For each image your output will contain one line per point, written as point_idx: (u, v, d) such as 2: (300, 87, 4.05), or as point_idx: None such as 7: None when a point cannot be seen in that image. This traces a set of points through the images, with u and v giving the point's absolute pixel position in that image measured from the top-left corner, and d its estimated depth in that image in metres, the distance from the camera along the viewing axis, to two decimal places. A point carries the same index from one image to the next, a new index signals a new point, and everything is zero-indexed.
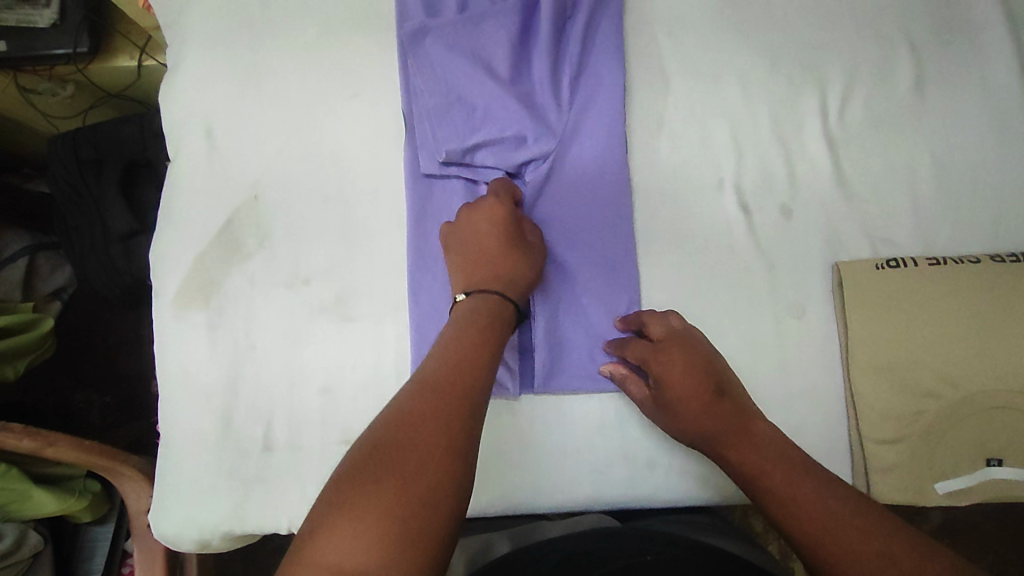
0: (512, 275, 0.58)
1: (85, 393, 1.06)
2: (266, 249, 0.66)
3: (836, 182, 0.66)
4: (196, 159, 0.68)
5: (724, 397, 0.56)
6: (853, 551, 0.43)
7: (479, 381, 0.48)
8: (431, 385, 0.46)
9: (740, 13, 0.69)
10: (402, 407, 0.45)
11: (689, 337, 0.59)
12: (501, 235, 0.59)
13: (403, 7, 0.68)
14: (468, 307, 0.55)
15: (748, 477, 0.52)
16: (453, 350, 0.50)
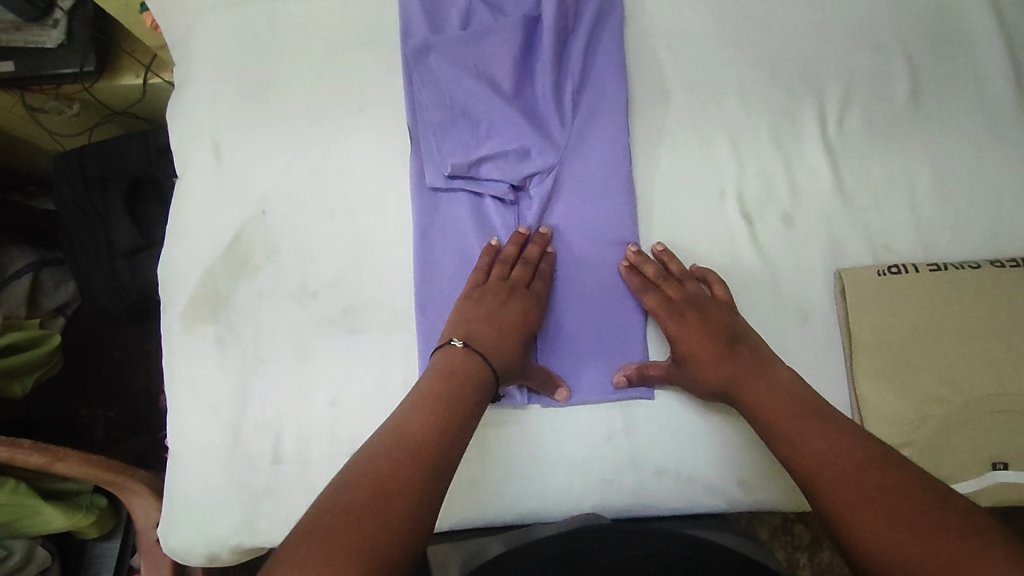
0: (511, 325, 0.59)
1: (90, 408, 1.06)
2: (274, 262, 0.67)
3: (836, 190, 0.67)
4: (204, 175, 0.69)
5: (739, 347, 0.58)
6: (848, 492, 0.45)
7: (447, 451, 0.48)
8: (395, 452, 0.46)
9: (739, 25, 0.70)
10: (366, 476, 0.44)
11: (702, 298, 0.61)
12: (526, 324, 0.60)
13: (406, 24, 0.69)
14: (457, 368, 0.54)
15: (756, 416, 0.55)
16: (421, 412, 0.49)
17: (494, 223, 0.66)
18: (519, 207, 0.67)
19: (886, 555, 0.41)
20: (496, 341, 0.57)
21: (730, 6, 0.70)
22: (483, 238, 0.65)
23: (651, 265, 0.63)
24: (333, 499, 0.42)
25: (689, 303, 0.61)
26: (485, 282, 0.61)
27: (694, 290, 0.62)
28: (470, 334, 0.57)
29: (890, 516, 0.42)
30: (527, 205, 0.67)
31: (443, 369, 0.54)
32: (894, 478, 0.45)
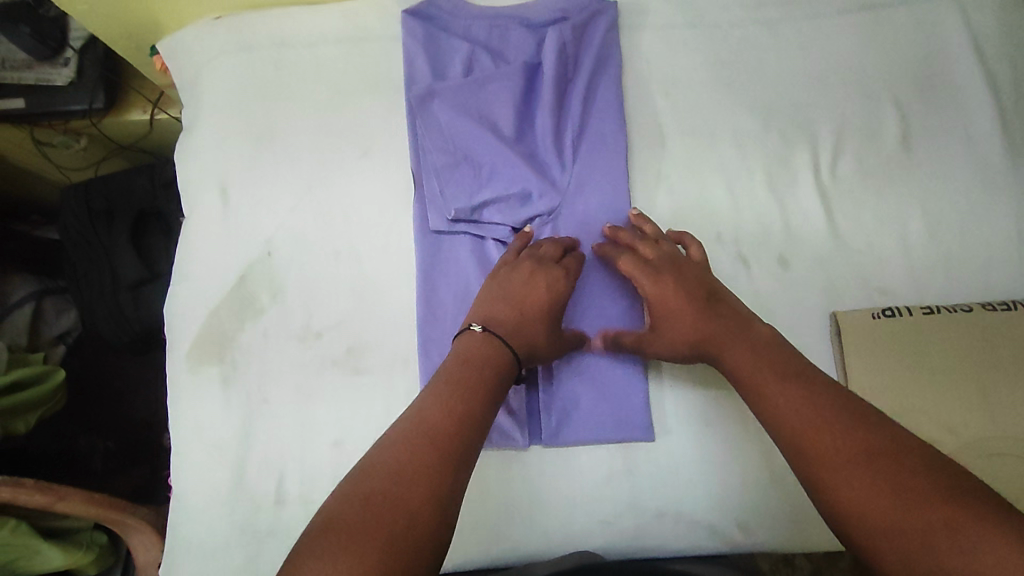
0: (538, 303, 0.60)
1: (89, 438, 1.02)
2: (278, 303, 0.68)
3: (830, 234, 0.69)
4: (211, 217, 0.71)
5: (719, 304, 0.58)
6: (836, 450, 0.45)
7: (468, 437, 0.48)
8: (420, 439, 0.46)
9: (733, 74, 0.72)
10: (392, 459, 0.44)
11: (680, 261, 0.62)
12: (549, 304, 0.60)
13: (411, 70, 0.71)
14: (477, 351, 0.55)
15: (739, 376, 0.54)
16: (446, 397, 0.50)
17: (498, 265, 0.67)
18: None
19: (880, 514, 0.41)
20: (520, 319, 0.59)
21: (725, 55, 0.73)
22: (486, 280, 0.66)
23: (628, 233, 0.65)
24: (359, 483, 0.43)
25: (664, 263, 0.61)
26: (511, 263, 0.63)
27: (670, 251, 0.63)
28: (492, 317, 0.58)
29: (868, 475, 0.42)
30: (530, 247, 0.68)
31: (464, 351, 0.55)
32: (882, 435, 0.44)
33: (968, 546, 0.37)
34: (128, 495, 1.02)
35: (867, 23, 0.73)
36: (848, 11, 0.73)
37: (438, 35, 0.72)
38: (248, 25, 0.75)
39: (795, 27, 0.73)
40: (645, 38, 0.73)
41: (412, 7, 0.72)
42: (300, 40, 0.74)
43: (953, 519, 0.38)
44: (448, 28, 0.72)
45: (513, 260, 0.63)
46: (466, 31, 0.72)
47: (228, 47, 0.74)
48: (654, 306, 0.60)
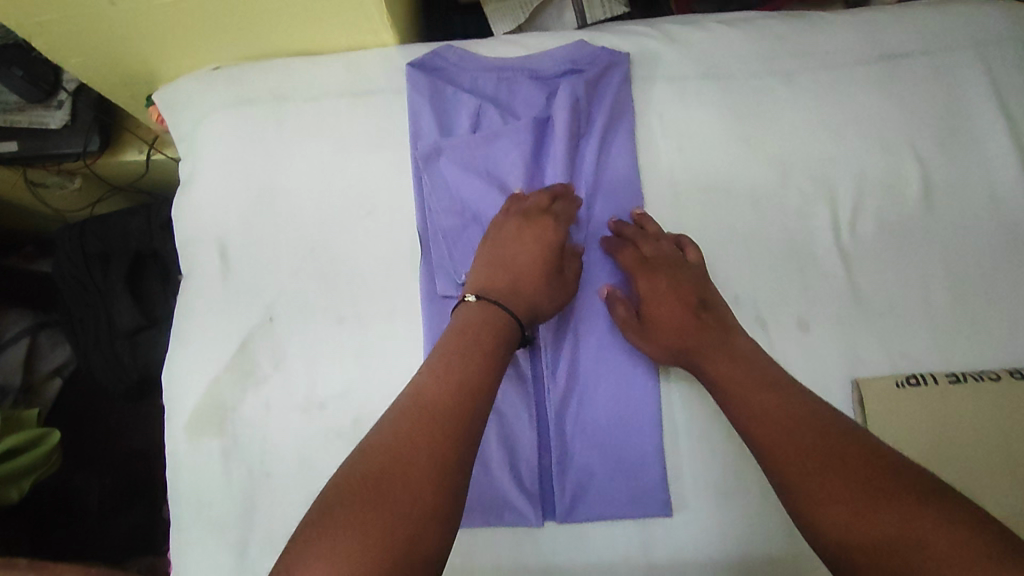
0: (527, 261, 0.62)
1: (84, 477, 1.01)
2: (281, 372, 0.66)
3: (851, 295, 0.67)
4: (210, 280, 0.68)
5: (707, 311, 0.61)
6: (804, 454, 0.49)
7: (465, 415, 0.50)
8: (418, 419, 0.49)
9: (750, 126, 0.70)
10: (389, 441, 0.48)
11: (676, 261, 0.64)
12: (542, 258, 0.63)
13: (416, 125, 0.69)
14: (478, 317, 0.58)
15: (719, 384, 0.57)
16: (443, 376, 0.53)
17: None
18: None
19: (834, 513, 0.45)
20: (513, 286, 0.61)
21: (741, 107, 0.70)
22: None
23: (634, 227, 0.66)
24: (360, 462, 0.47)
25: (659, 263, 0.64)
26: (501, 221, 0.65)
27: (669, 250, 0.65)
28: (489, 284, 0.62)
29: (839, 483, 0.46)
30: None
31: (465, 318, 0.58)
32: (845, 438, 0.49)
33: (929, 539, 0.41)
34: (123, 545, 0.97)
35: (886, 74, 0.70)
36: (867, 62, 0.71)
37: (444, 89, 0.69)
38: (246, 77, 0.72)
39: (813, 78, 0.71)
40: (658, 90, 0.71)
41: (417, 58, 0.70)
42: (300, 93, 0.71)
43: (909, 509, 0.42)
44: (454, 81, 0.70)
45: (502, 216, 0.65)
46: (473, 84, 0.70)
47: (225, 100, 0.72)
48: (646, 304, 0.64)
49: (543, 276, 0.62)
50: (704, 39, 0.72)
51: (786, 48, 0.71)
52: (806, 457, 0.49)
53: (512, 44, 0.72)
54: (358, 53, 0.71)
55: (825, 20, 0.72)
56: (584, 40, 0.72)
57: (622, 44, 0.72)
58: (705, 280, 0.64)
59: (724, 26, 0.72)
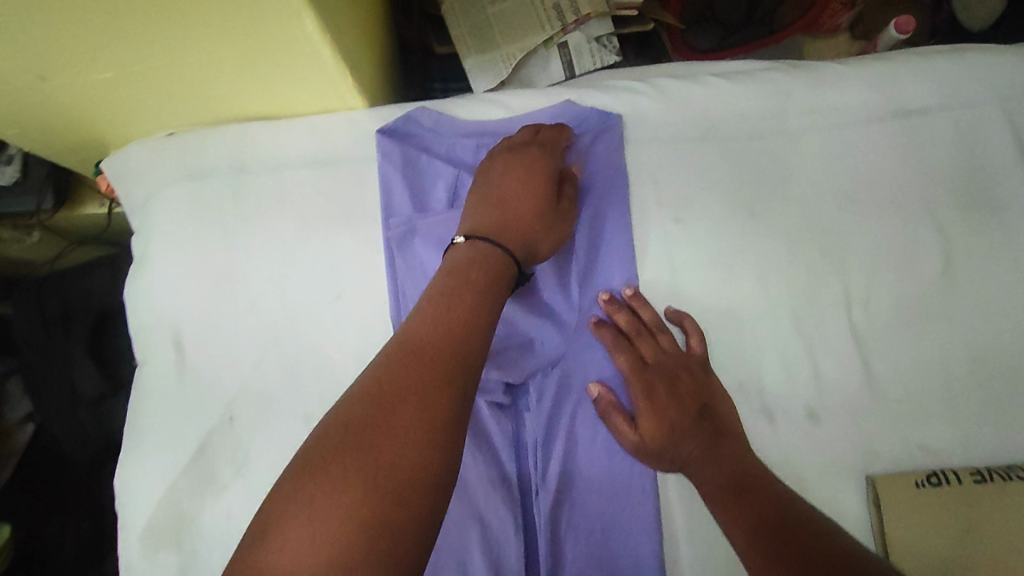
0: (518, 190, 0.57)
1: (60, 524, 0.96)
2: (244, 477, 0.61)
3: (864, 383, 0.62)
4: (166, 375, 0.63)
5: (707, 419, 0.58)
6: (770, 555, 0.47)
7: (463, 330, 0.47)
8: (407, 362, 0.44)
9: (753, 195, 0.64)
10: (376, 384, 0.43)
11: (678, 364, 0.60)
12: (537, 192, 0.57)
13: (388, 199, 0.63)
14: (473, 250, 0.52)
15: (708, 492, 0.55)
16: (436, 318, 0.47)
17: (493, 434, 0.61)
18: (519, 410, 0.63)
19: None
20: (506, 217, 0.55)
21: (745, 172, 0.64)
22: (480, 452, 0.60)
23: (627, 314, 0.62)
24: (344, 409, 0.42)
25: (659, 368, 0.60)
26: (486, 166, 0.60)
27: (669, 349, 0.61)
28: (480, 222, 0.55)
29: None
30: (527, 404, 0.63)
31: (461, 259, 0.52)
32: (818, 542, 0.46)
33: None
34: None
35: (903, 133, 0.64)
36: (882, 119, 0.65)
37: (418, 158, 0.63)
38: (201, 146, 0.65)
39: (823, 138, 0.65)
40: (653, 155, 0.65)
41: (388, 124, 0.64)
42: (262, 164, 0.65)
43: None
44: (430, 148, 0.64)
45: (488, 160, 0.60)
46: (450, 151, 0.64)
47: (181, 172, 0.66)
48: (642, 413, 0.59)
49: (539, 213, 0.57)
50: (704, 95, 0.65)
51: (793, 105, 0.65)
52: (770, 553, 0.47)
53: (493, 105, 0.66)
54: (324, 117, 0.65)
55: (837, 70, 0.66)
56: (571, 99, 0.66)
57: (613, 102, 0.66)
58: (711, 382, 0.60)
59: (727, 80, 0.66)
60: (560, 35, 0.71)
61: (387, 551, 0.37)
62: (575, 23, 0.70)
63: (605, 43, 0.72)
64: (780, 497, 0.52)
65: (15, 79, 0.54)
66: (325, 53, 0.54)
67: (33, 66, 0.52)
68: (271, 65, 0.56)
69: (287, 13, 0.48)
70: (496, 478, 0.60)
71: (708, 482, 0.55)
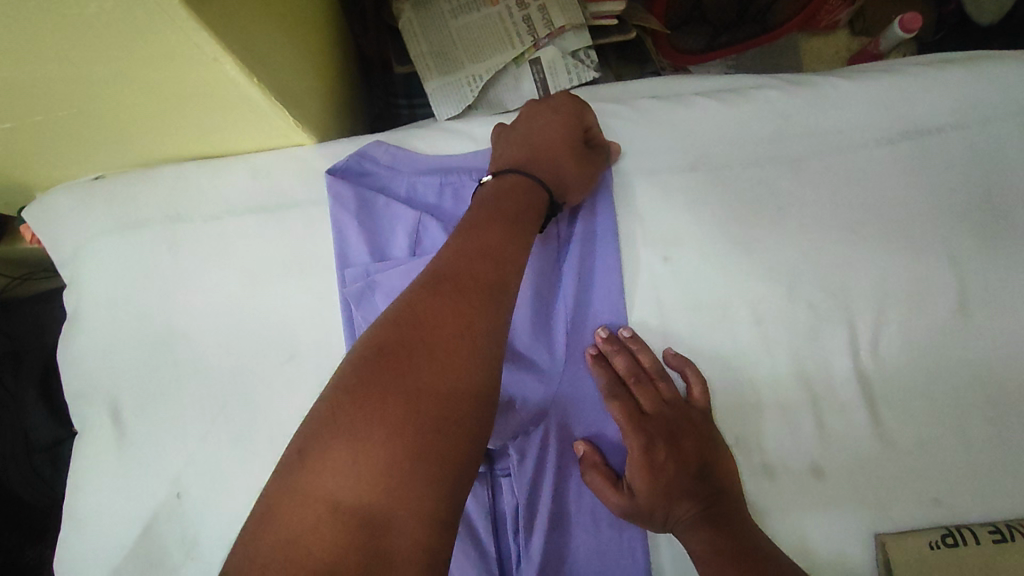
0: (545, 135, 0.54)
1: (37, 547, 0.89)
2: (194, 561, 0.54)
3: (876, 434, 0.56)
4: (102, 451, 0.56)
5: (707, 481, 0.51)
6: None
7: (502, 258, 0.45)
8: (442, 291, 0.41)
9: (748, 228, 0.57)
10: (411, 312, 0.39)
11: (680, 416, 0.53)
12: (568, 136, 0.54)
13: (343, 248, 0.56)
14: (501, 186, 0.50)
15: (699, 558, 0.49)
16: (469, 247, 0.44)
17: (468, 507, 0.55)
18: (495, 475, 0.56)
19: None
20: (532, 161, 0.53)
21: (739, 204, 0.58)
22: None
23: (623, 357, 0.54)
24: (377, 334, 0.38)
25: (659, 421, 0.53)
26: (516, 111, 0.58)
27: (669, 397, 0.54)
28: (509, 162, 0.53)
29: None
30: (505, 469, 0.55)
31: (488, 194, 0.50)
32: None
33: None
34: None
35: (912, 156, 0.58)
36: (888, 141, 0.59)
37: (375, 200, 0.57)
38: (131, 192, 0.58)
39: (824, 164, 0.58)
40: (637, 188, 0.58)
41: (337, 163, 0.57)
42: (199, 211, 0.58)
43: None
44: (387, 188, 0.58)
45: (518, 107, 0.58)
46: (410, 191, 0.58)
47: (109, 222, 0.58)
48: (630, 469, 0.52)
49: (568, 158, 0.54)
50: (691, 120, 0.59)
51: (790, 128, 0.59)
52: None
53: (455, 136, 0.59)
54: (267, 155, 0.58)
55: (838, 88, 0.60)
56: None
57: None
58: (713, 438, 0.53)
59: (717, 101, 0.60)
60: (531, 50, 0.65)
61: (438, 475, 0.34)
62: (547, 36, 0.64)
63: (583, 57, 0.66)
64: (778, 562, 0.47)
65: None
66: (255, 93, 0.47)
67: None
68: (196, 106, 0.49)
69: (200, 57, 0.42)
70: (472, 554, 0.54)
71: (700, 550, 0.49)
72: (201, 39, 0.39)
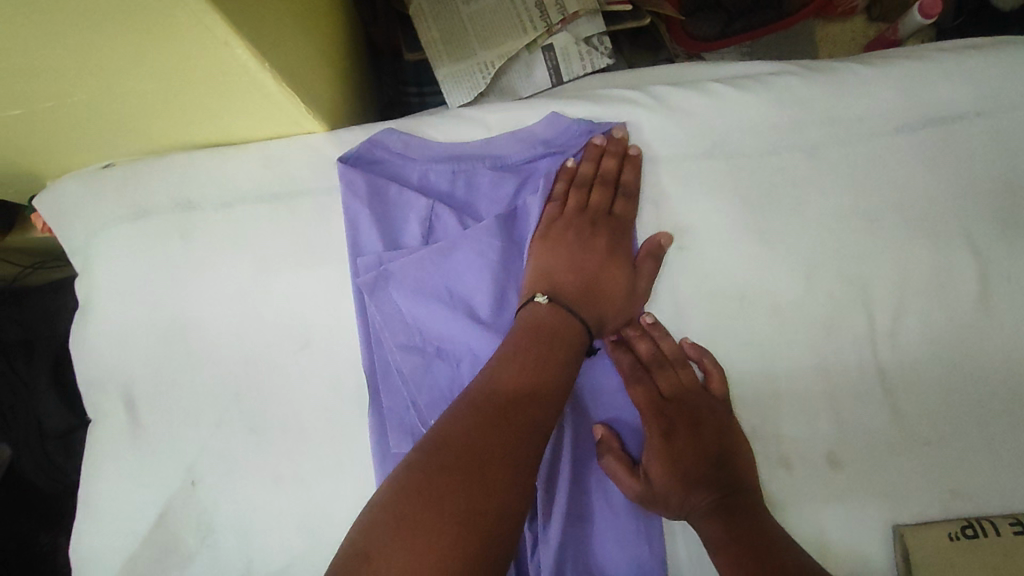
0: (599, 278, 0.54)
1: (50, 535, 0.87)
2: (210, 547, 0.54)
3: (894, 424, 0.55)
4: (117, 438, 0.56)
5: (726, 465, 0.51)
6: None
7: (606, 291, 0.54)
8: (537, 354, 0.48)
9: (766, 216, 0.57)
10: (512, 381, 0.46)
11: (699, 400, 0.53)
12: (624, 278, 0.54)
13: (355, 237, 0.56)
14: (541, 329, 0.50)
15: (714, 542, 0.48)
16: (578, 273, 0.54)
17: None
18: None
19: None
20: (584, 301, 0.53)
21: (756, 191, 0.57)
22: None
23: (644, 341, 0.55)
24: (474, 407, 0.44)
25: (679, 404, 0.53)
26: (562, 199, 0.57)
27: (688, 381, 0.54)
28: (551, 310, 0.51)
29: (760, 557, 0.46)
30: None
31: (535, 336, 0.49)
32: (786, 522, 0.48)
33: None
34: None
35: (934, 143, 0.57)
36: (910, 128, 0.58)
37: (387, 187, 0.56)
38: (142, 179, 0.58)
39: (842, 152, 0.57)
40: (652, 176, 0.57)
41: (349, 151, 0.57)
42: (210, 198, 0.58)
43: None
44: (399, 176, 0.57)
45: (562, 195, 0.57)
46: (422, 179, 0.57)
47: (120, 210, 0.58)
48: (647, 453, 0.52)
49: (609, 302, 0.54)
50: (708, 106, 0.58)
51: (809, 114, 0.58)
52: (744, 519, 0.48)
53: (468, 123, 0.58)
54: (276, 143, 0.58)
55: (859, 73, 0.58)
56: (557, 110, 0.58)
57: (607, 115, 0.58)
58: (732, 422, 0.52)
59: (735, 87, 0.58)
60: (544, 36, 0.64)
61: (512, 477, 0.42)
62: (561, 22, 0.63)
63: (596, 44, 0.65)
64: (787, 545, 0.47)
65: None
66: (266, 78, 0.47)
67: None
68: (206, 92, 0.49)
69: (211, 40, 0.41)
70: None
71: (709, 534, 0.49)
72: (210, 21, 0.38)
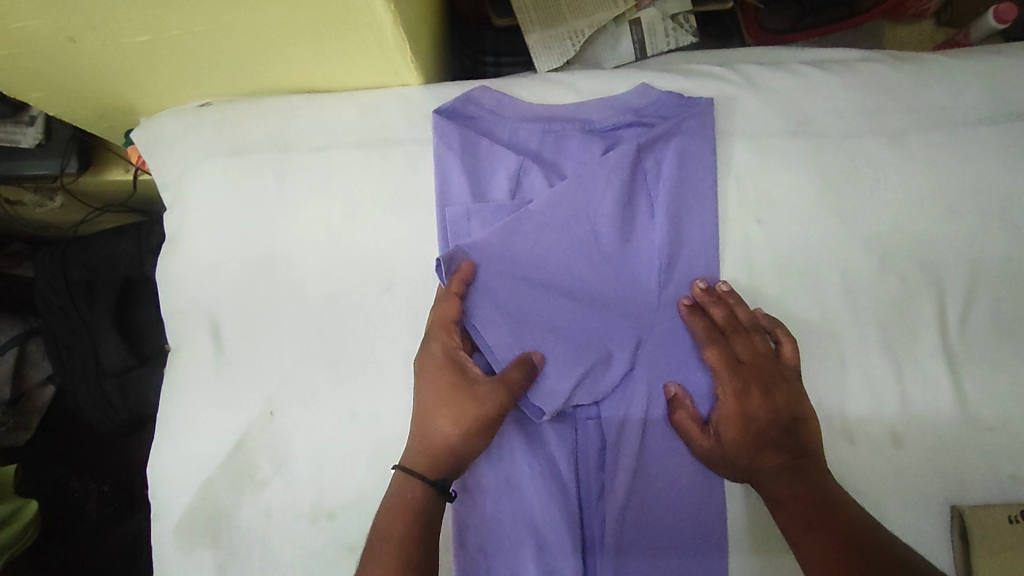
0: (428, 415, 0.52)
1: (83, 481, 0.98)
2: (284, 476, 0.56)
3: (958, 408, 0.56)
4: (200, 364, 0.58)
5: (796, 434, 0.52)
6: (835, 557, 0.45)
7: (439, 434, 0.51)
8: (420, 463, 0.51)
9: (844, 197, 0.58)
10: (396, 486, 0.51)
11: (775, 368, 0.55)
12: (440, 407, 0.51)
13: (445, 188, 0.58)
14: (429, 443, 0.51)
15: (778, 507, 0.50)
16: (423, 405, 0.52)
17: (550, 438, 0.56)
18: (579, 417, 0.56)
19: (813, 562, 0.46)
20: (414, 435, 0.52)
21: (836, 173, 0.58)
22: (537, 463, 0.55)
23: (722, 307, 0.55)
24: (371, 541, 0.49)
25: (754, 370, 0.54)
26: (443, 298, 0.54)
27: (764, 349, 0.55)
28: (429, 426, 0.52)
29: (817, 538, 0.47)
30: (590, 412, 0.56)
31: (412, 447, 0.52)
32: (827, 504, 0.48)
33: None
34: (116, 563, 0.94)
35: (1014, 136, 0.58)
36: (991, 120, 0.59)
37: (478, 142, 0.58)
38: (240, 119, 0.60)
39: (923, 139, 0.59)
40: (736, 151, 0.59)
41: (445, 104, 0.58)
42: (306, 140, 0.60)
43: None
44: (490, 133, 0.59)
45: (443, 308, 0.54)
46: (512, 136, 0.59)
47: (217, 145, 0.60)
48: (719, 416, 0.54)
49: (443, 429, 0.51)
50: (795, 86, 0.59)
51: (892, 101, 0.59)
52: (796, 514, 0.49)
53: (560, 88, 0.60)
54: (374, 94, 0.60)
55: (945, 65, 0.60)
56: (646, 81, 0.59)
57: (695, 89, 0.60)
58: (801, 389, 0.54)
59: (822, 70, 0.60)
60: (633, 10, 0.67)
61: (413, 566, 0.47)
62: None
63: (682, 22, 0.67)
64: (852, 512, 0.48)
65: (44, 37, 0.48)
66: (387, 23, 0.48)
67: (62, 27, 0.47)
68: (324, 34, 0.50)
69: None
70: (552, 488, 0.55)
71: (776, 496, 0.50)
72: None
